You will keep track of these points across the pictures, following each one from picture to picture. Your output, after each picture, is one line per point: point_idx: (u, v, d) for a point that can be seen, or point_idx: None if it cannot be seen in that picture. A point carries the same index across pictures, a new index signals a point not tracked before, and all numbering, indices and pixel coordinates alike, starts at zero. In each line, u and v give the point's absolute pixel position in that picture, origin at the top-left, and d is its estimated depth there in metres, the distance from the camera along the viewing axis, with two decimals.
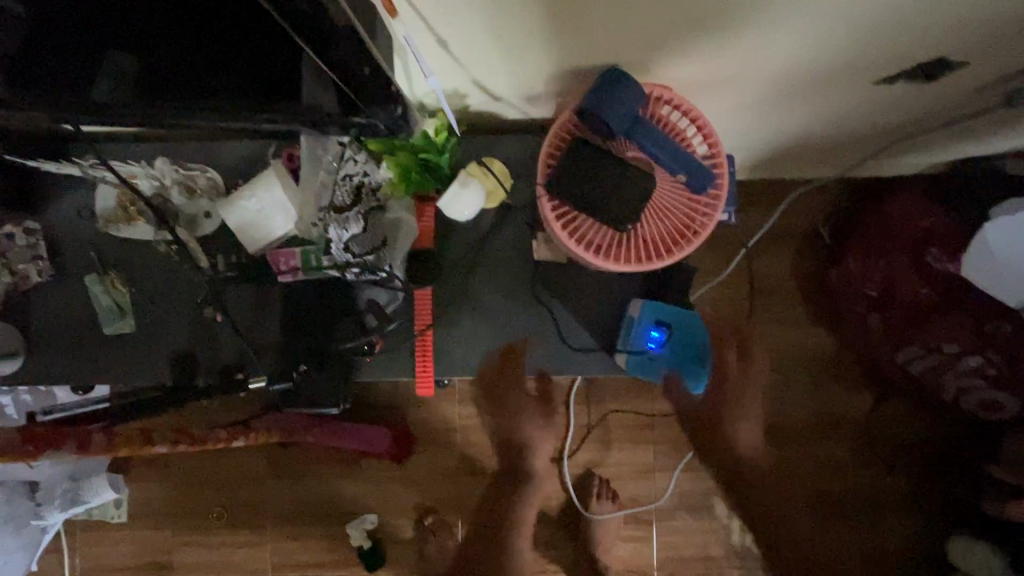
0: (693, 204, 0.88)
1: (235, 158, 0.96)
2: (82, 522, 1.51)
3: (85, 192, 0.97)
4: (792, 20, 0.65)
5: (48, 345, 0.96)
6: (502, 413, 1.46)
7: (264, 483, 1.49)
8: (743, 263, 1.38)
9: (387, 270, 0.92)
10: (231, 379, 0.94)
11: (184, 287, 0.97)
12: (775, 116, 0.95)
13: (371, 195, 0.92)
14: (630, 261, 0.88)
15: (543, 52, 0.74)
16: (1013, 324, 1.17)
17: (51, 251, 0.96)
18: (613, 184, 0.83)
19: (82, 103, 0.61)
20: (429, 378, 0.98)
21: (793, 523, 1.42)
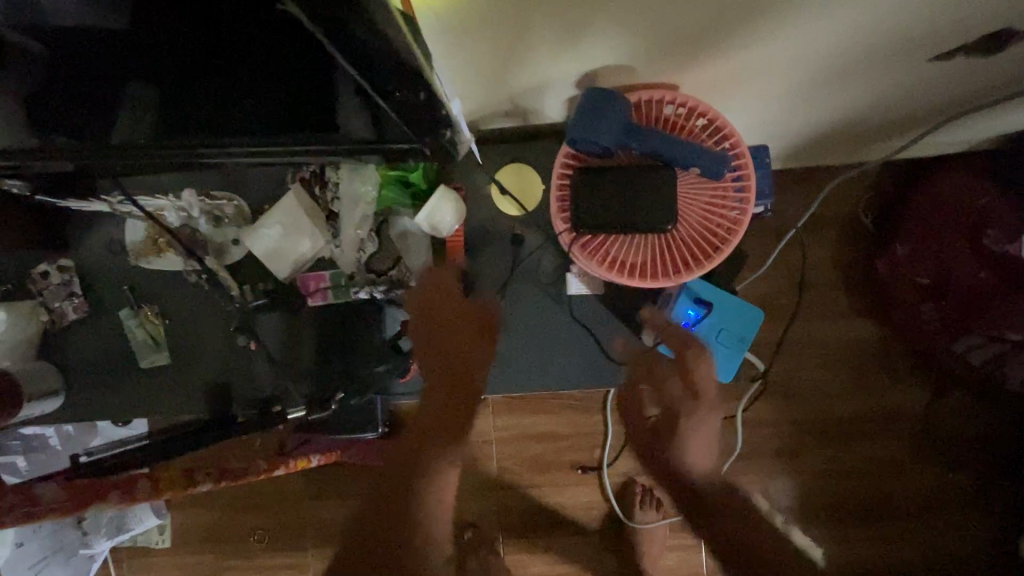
0: (719, 200, 0.76)
1: (259, 182, 0.94)
2: (128, 549, 1.53)
3: (113, 226, 0.96)
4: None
5: (88, 380, 0.96)
6: (538, 423, 1.42)
7: (304, 504, 1.49)
8: (782, 257, 1.32)
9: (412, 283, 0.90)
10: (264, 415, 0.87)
11: (216, 317, 0.96)
12: (817, 101, 0.89)
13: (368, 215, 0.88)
14: (665, 277, 0.77)
15: (569, 58, 0.70)
16: None
17: (84, 287, 0.96)
18: (631, 201, 0.73)
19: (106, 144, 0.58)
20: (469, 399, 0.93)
21: (849, 527, 1.35)
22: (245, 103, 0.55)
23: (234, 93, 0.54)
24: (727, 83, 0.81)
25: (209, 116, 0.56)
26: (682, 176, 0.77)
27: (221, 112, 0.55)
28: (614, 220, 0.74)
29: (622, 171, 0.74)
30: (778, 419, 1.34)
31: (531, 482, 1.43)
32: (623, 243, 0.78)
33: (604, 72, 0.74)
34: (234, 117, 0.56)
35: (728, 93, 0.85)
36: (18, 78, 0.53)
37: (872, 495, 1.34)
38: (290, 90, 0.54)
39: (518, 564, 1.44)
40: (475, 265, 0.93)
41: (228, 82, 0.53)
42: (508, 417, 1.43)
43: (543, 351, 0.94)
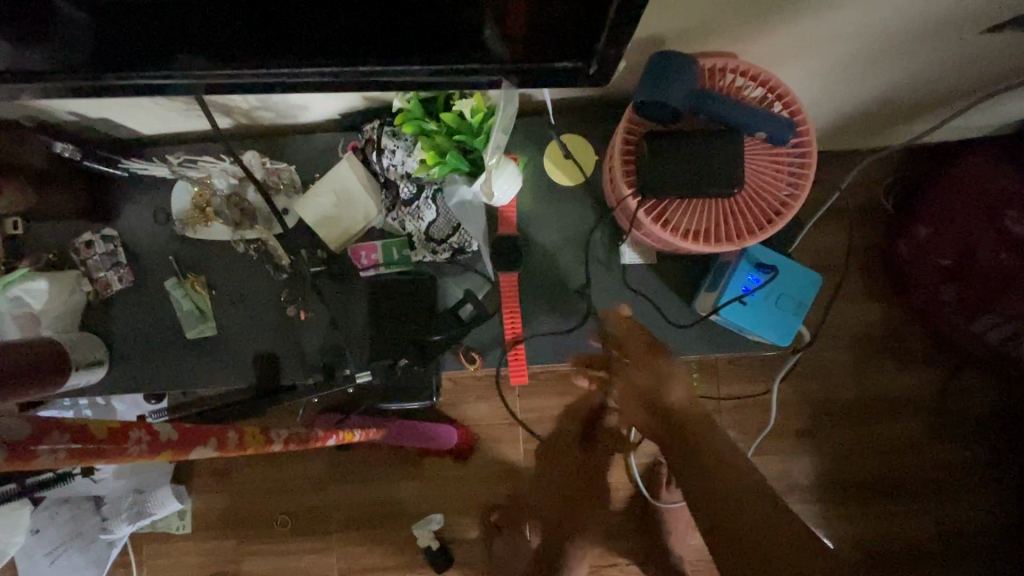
0: (779, 168, 0.78)
1: (309, 150, 0.94)
2: (145, 536, 1.50)
3: (160, 196, 0.96)
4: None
5: (131, 352, 0.95)
6: (566, 405, 1.43)
7: (329, 488, 1.48)
8: (809, 239, 1.34)
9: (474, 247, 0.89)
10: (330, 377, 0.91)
11: (263, 287, 0.95)
12: (861, 78, 0.90)
13: (427, 183, 0.87)
14: (728, 241, 0.78)
15: (638, 22, 0.71)
16: None
17: (129, 257, 0.95)
18: (699, 163, 0.74)
19: (154, 90, 0.56)
20: (523, 368, 0.93)
21: (871, 504, 1.37)
22: (331, 33, 0.52)
23: (321, 15, 0.50)
24: (782, 54, 0.82)
25: (289, 48, 0.54)
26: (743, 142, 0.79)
27: (304, 42, 0.53)
28: (684, 182, 0.74)
29: (690, 136, 0.74)
30: (803, 398, 1.37)
31: (558, 463, 1.44)
32: (687, 210, 0.79)
33: (670, 37, 0.75)
34: (322, 40, 0.53)
35: (780, 67, 0.86)
36: (76, 44, 0.52)
37: (895, 473, 1.37)
38: (382, 8, 0.50)
39: (545, 547, 1.45)
40: (527, 237, 0.94)
41: (317, 5, 0.49)
42: (536, 399, 1.44)
43: (595, 320, 0.94)
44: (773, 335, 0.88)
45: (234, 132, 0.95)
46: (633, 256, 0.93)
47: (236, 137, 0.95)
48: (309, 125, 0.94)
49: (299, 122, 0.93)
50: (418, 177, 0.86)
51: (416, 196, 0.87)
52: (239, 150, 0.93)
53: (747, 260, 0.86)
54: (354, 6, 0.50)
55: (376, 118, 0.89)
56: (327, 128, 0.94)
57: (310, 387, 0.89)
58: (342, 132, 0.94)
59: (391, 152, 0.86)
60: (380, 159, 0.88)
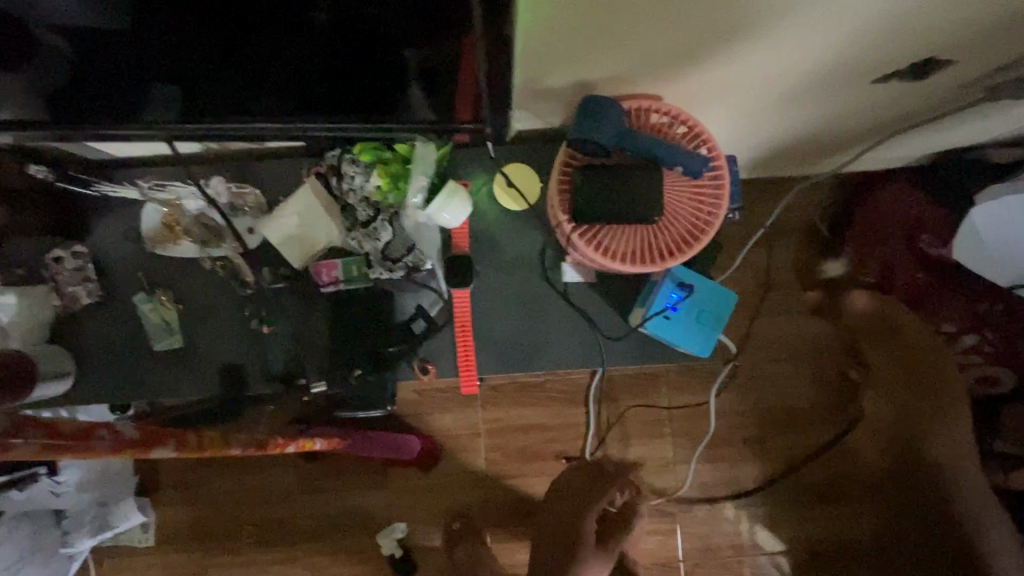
0: (699, 199, 0.87)
1: (275, 175, 1.00)
2: (110, 548, 1.51)
3: (131, 216, 1.01)
4: (807, 27, 0.70)
5: (98, 364, 0.99)
6: (526, 415, 1.50)
7: (295, 498, 1.52)
8: (749, 258, 1.44)
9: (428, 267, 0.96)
10: (294, 385, 0.99)
11: (229, 302, 1.00)
12: (778, 116, 1.01)
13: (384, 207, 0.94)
14: (653, 262, 0.87)
15: (569, 69, 0.79)
16: (1003, 301, 1.23)
17: (99, 273, 1.00)
18: (624, 193, 0.83)
19: (134, 123, 0.68)
20: (473, 377, 1.01)
21: (809, 506, 1.47)
22: (285, 88, 0.64)
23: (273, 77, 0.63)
24: (703, 96, 0.92)
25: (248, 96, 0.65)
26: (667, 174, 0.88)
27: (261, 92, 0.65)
28: (611, 209, 0.84)
29: (616, 170, 0.84)
30: (744, 407, 1.47)
31: (518, 472, 1.50)
32: (617, 235, 0.88)
33: (599, 82, 0.84)
34: (273, 94, 0.66)
35: (704, 107, 0.96)
36: (65, 79, 0.62)
37: (829, 478, 1.46)
38: (321, 73, 0.62)
39: (505, 552, 1.50)
40: (478, 256, 1.02)
41: (269, 69, 0.61)
42: (498, 409, 1.50)
43: (540, 333, 1.02)
44: (697, 347, 0.96)
45: (204, 156, 1.01)
46: (575, 275, 1.01)
47: (205, 161, 1.01)
48: (275, 151, 1.01)
49: (266, 148, 1.00)
50: (375, 201, 0.94)
51: (374, 218, 0.94)
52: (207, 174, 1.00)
53: (670, 278, 0.94)
54: (298, 72, 0.62)
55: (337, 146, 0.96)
56: (293, 154, 1.01)
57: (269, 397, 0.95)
58: (307, 158, 1.01)
59: (351, 178, 0.94)
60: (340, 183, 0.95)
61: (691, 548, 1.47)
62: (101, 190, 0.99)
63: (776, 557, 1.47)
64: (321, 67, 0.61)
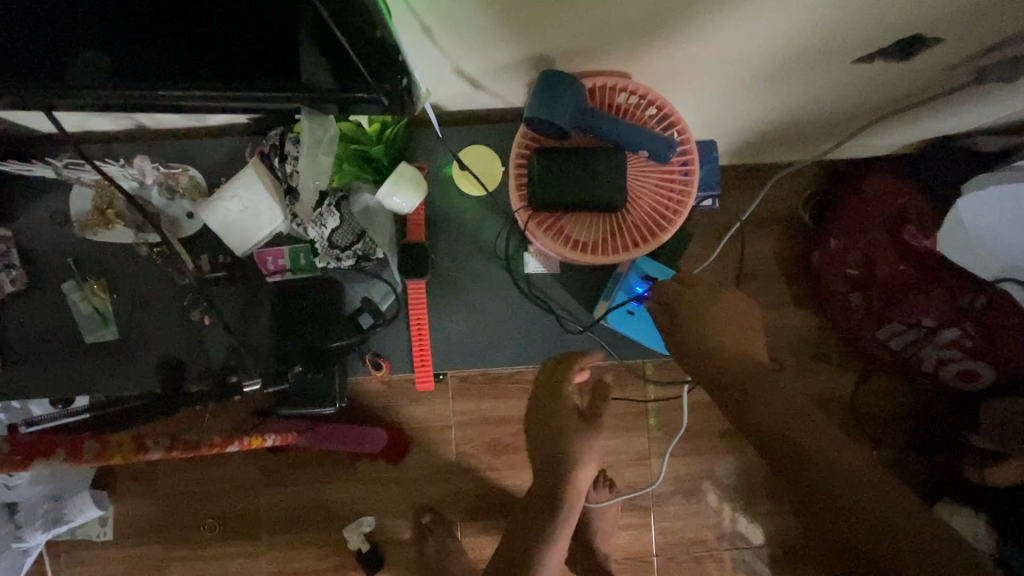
0: (666, 185, 0.82)
1: (215, 154, 0.93)
2: (66, 543, 1.46)
3: (58, 197, 0.93)
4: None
5: (27, 357, 0.93)
6: (496, 407, 1.45)
7: (258, 492, 1.47)
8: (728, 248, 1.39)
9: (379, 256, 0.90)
10: (224, 386, 0.88)
11: (167, 291, 0.94)
12: (756, 97, 0.94)
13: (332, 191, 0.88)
14: (616, 253, 0.81)
15: (523, 42, 0.72)
16: (987, 294, 1.19)
17: (24, 260, 0.92)
18: (584, 179, 0.77)
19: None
20: (428, 373, 0.95)
21: (783, 502, 1.44)
22: (159, 55, 0.52)
23: (158, 41, 0.50)
24: (673, 75, 0.85)
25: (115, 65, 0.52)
26: (632, 158, 0.82)
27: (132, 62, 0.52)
28: (570, 196, 0.77)
29: (576, 154, 0.77)
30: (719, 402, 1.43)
31: (489, 466, 1.46)
32: (579, 223, 0.82)
33: (559, 56, 0.77)
34: (161, 64, 0.53)
35: (675, 86, 0.90)
36: None
37: None
38: (217, 37, 0.50)
39: (475, 547, 1.47)
40: (435, 245, 0.96)
41: (154, 31, 0.49)
42: (468, 401, 1.45)
43: (499, 326, 0.96)
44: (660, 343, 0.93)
45: (137, 133, 0.93)
46: (538, 266, 0.95)
47: (138, 139, 0.94)
48: (215, 129, 0.93)
49: (204, 125, 0.92)
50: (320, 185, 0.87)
51: (320, 203, 0.88)
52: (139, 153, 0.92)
53: (636, 271, 0.90)
54: (190, 35, 0.49)
55: (280, 125, 0.89)
56: (235, 131, 0.93)
57: (203, 395, 0.89)
58: (249, 137, 0.93)
59: (294, 159, 0.87)
60: (283, 165, 0.88)
61: (664, 543, 1.44)
62: (14, 169, 0.91)
63: (749, 552, 1.45)
64: (214, 28, 0.49)
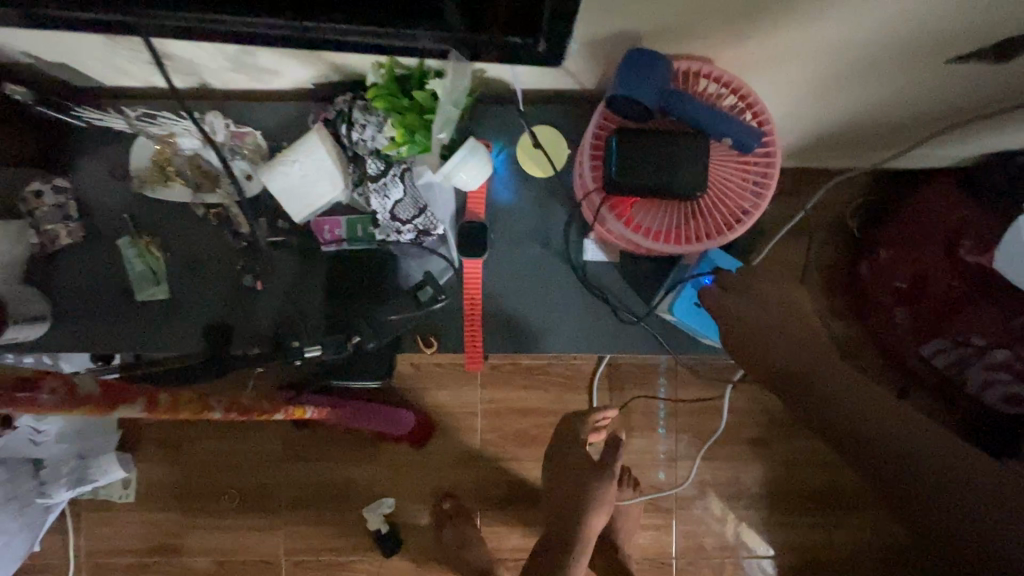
0: (744, 176, 0.79)
1: (280, 119, 0.92)
2: (87, 503, 1.46)
3: (119, 153, 0.92)
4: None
5: (76, 310, 0.92)
6: (524, 398, 1.43)
7: (279, 467, 1.46)
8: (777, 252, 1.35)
9: (438, 232, 0.89)
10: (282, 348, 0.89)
11: (221, 253, 0.92)
12: (836, 94, 0.91)
13: (396, 162, 0.86)
14: (688, 242, 0.79)
15: (617, 18, 0.70)
16: None
17: (81, 212, 0.92)
18: (665, 163, 0.75)
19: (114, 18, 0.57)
20: (478, 355, 0.94)
21: (810, 514, 1.41)
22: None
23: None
24: (757, 62, 0.82)
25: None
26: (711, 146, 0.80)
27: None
28: (650, 179, 0.75)
29: (658, 138, 0.75)
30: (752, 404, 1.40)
31: (512, 458, 1.44)
32: (651, 211, 0.81)
33: (647, 35, 0.75)
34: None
35: (754, 77, 0.87)
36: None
37: (831, 484, 1.41)
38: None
39: (494, 537, 1.45)
40: (493, 224, 0.93)
41: None
42: (496, 390, 1.43)
43: (550, 312, 0.95)
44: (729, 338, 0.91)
45: (201, 91, 0.92)
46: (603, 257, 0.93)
47: (200, 97, 0.92)
48: (280, 93, 0.92)
49: (270, 88, 0.91)
50: (386, 155, 0.85)
51: (384, 172, 0.86)
52: (204, 110, 0.91)
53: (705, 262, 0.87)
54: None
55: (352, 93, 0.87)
56: (300, 97, 0.92)
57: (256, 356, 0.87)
58: (314, 102, 0.92)
59: (362, 127, 0.85)
60: (349, 132, 0.86)
61: (685, 546, 1.42)
62: (86, 117, 0.90)
63: (772, 562, 1.42)
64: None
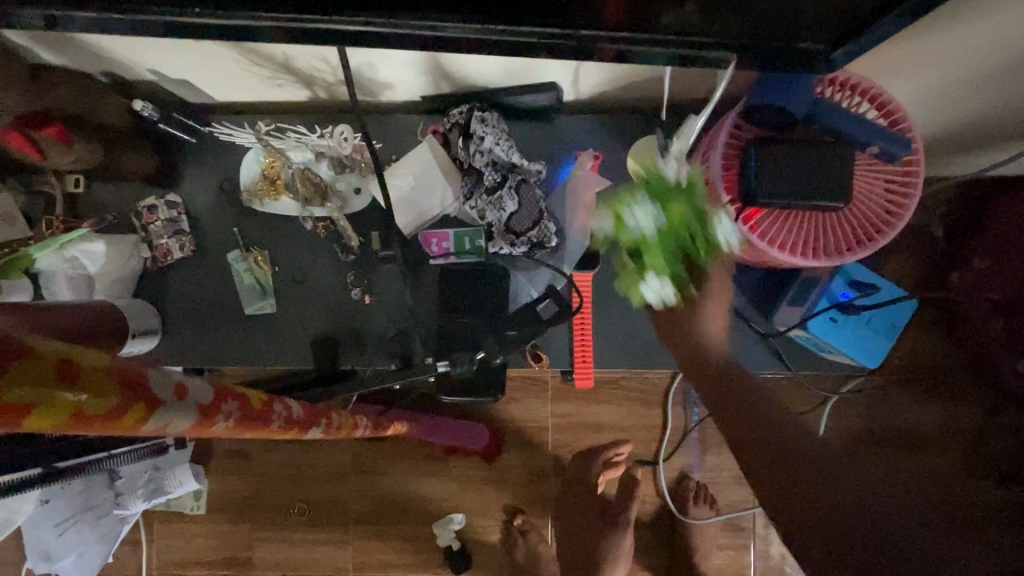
0: (884, 188, 0.75)
1: (387, 131, 0.91)
2: (160, 514, 1.47)
3: (228, 167, 0.93)
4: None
5: (185, 324, 0.92)
6: (598, 413, 1.39)
7: (347, 480, 1.45)
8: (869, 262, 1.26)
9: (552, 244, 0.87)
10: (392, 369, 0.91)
11: (327, 265, 0.92)
12: (965, 101, 0.87)
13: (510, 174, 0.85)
14: (825, 256, 0.75)
15: None
16: None
17: (191, 226, 0.92)
18: (809, 174, 0.71)
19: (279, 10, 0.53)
20: (589, 370, 0.92)
21: None
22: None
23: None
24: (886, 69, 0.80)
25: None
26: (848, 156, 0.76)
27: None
28: (792, 190, 0.72)
29: (798, 147, 0.72)
30: (846, 435, 1.25)
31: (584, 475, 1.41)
32: (784, 223, 0.77)
33: None
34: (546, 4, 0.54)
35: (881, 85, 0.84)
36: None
37: None
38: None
39: (565, 555, 1.41)
40: None
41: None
42: (568, 404, 1.40)
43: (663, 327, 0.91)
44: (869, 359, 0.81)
45: (309, 105, 0.92)
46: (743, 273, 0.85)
47: (309, 111, 0.92)
48: (388, 106, 0.92)
49: (379, 100, 0.91)
50: (502, 168, 0.85)
51: (500, 186, 0.85)
52: (317, 124, 0.91)
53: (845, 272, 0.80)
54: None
55: (466, 106, 0.85)
56: (408, 109, 0.92)
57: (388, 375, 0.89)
58: (423, 116, 0.91)
59: (480, 138, 0.84)
60: (467, 145, 0.85)
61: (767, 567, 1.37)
62: (206, 130, 0.91)
63: None
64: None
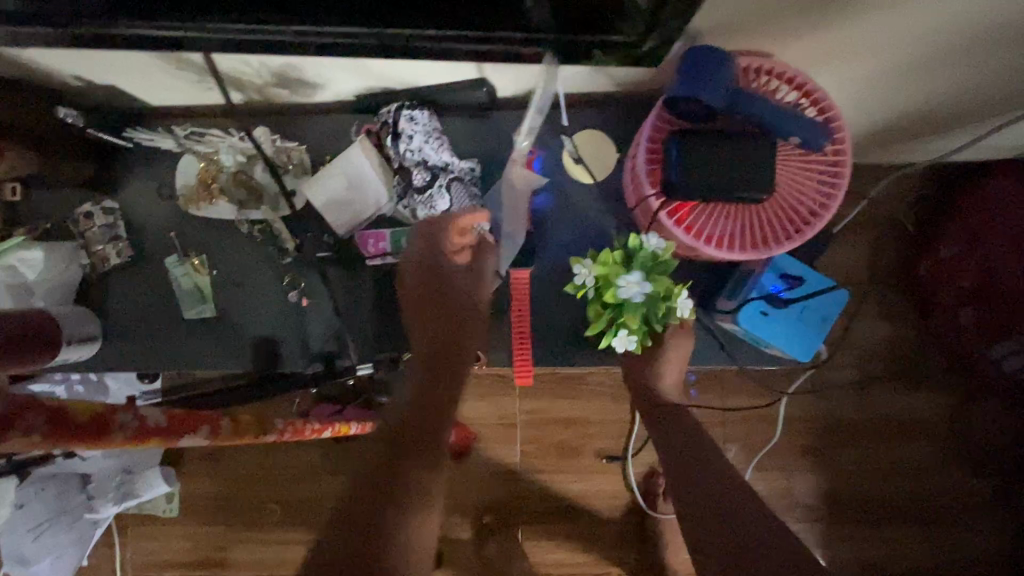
0: (812, 178, 0.74)
1: (322, 132, 0.91)
2: (133, 517, 1.47)
3: (165, 172, 0.93)
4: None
5: (126, 329, 0.92)
6: (566, 408, 1.38)
7: (318, 480, 1.44)
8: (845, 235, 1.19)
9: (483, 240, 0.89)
10: (331, 370, 0.90)
11: (266, 269, 0.92)
12: (906, 88, 0.86)
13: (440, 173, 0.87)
14: (753, 249, 0.74)
15: None
16: None
17: (130, 232, 0.92)
18: (730, 166, 0.71)
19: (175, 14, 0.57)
20: (527, 369, 0.89)
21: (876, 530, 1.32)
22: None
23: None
24: (817, 59, 0.78)
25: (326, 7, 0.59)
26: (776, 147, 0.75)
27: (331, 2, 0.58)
28: (714, 183, 0.71)
29: (720, 139, 0.71)
30: (815, 427, 1.23)
31: (554, 471, 1.39)
32: (711, 216, 0.76)
33: (707, 31, 0.72)
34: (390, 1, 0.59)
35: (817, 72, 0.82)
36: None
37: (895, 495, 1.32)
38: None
39: (537, 552, 1.39)
40: (542, 234, 0.93)
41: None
42: (536, 401, 1.39)
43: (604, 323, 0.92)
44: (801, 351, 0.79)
45: (244, 108, 0.92)
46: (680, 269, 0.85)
47: (244, 113, 0.92)
48: (323, 106, 0.91)
49: (313, 101, 0.90)
50: (432, 166, 0.86)
51: (430, 184, 0.86)
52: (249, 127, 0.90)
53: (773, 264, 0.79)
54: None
55: (400, 101, 0.85)
56: (344, 109, 0.91)
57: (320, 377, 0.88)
58: (357, 116, 0.91)
59: (409, 137, 0.85)
60: (398, 143, 0.86)
61: None
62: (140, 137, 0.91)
63: None
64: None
